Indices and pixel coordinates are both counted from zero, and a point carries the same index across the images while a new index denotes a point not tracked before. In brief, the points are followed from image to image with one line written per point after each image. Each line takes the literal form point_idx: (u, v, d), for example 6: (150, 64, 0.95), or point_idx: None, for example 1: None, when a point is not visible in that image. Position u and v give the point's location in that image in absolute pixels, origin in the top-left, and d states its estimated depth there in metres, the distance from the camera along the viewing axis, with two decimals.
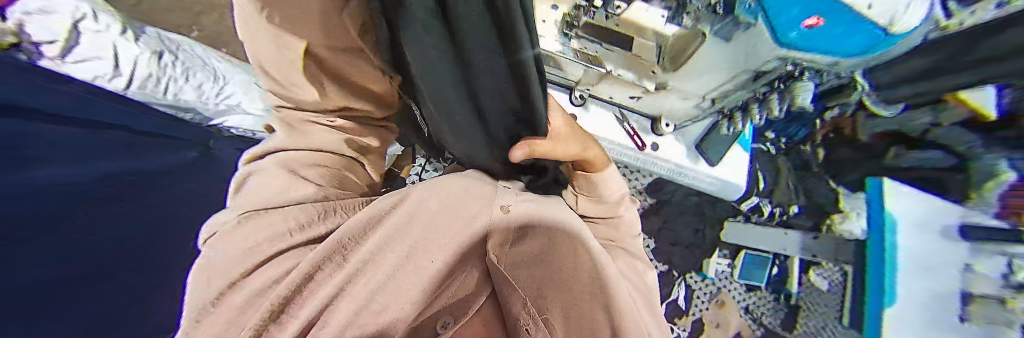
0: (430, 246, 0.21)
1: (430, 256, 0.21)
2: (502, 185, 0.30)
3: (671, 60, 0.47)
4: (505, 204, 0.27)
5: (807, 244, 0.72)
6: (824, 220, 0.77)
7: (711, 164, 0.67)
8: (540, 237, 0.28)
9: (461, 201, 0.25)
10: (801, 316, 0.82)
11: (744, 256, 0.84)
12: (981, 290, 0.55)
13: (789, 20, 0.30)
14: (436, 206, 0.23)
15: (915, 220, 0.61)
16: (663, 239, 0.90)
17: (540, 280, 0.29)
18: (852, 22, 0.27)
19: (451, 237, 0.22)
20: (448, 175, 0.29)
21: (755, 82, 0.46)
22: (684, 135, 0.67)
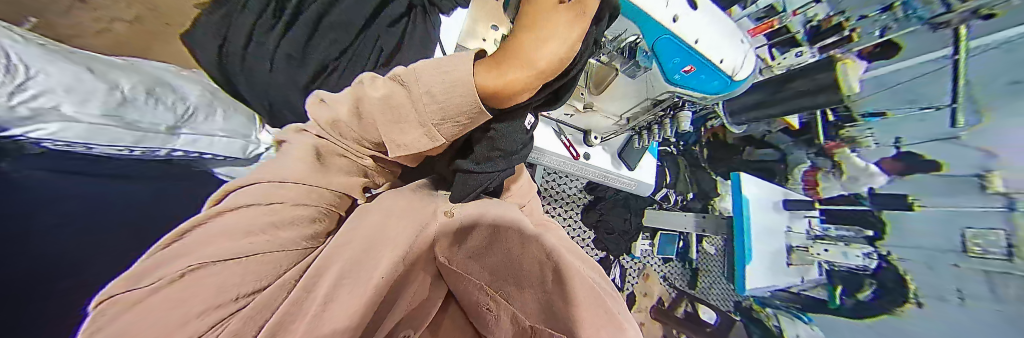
0: (381, 264, 0.22)
1: (376, 271, 0.22)
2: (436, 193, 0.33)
3: (594, 85, 0.54)
4: (448, 209, 0.30)
5: (699, 222, 0.88)
6: (709, 204, 1.01)
7: (630, 168, 0.78)
8: (478, 231, 0.29)
9: (405, 213, 0.26)
10: (700, 277, 1.07)
11: (661, 236, 1.05)
12: (796, 243, 0.77)
13: (672, 68, 0.40)
14: (386, 229, 0.24)
15: (758, 197, 0.77)
16: (599, 230, 1.03)
17: (483, 272, 0.32)
18: (712, 72, 0.38)
19: (404, 251, 0.24)
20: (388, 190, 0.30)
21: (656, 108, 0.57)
22: (610, 145, 0.77)
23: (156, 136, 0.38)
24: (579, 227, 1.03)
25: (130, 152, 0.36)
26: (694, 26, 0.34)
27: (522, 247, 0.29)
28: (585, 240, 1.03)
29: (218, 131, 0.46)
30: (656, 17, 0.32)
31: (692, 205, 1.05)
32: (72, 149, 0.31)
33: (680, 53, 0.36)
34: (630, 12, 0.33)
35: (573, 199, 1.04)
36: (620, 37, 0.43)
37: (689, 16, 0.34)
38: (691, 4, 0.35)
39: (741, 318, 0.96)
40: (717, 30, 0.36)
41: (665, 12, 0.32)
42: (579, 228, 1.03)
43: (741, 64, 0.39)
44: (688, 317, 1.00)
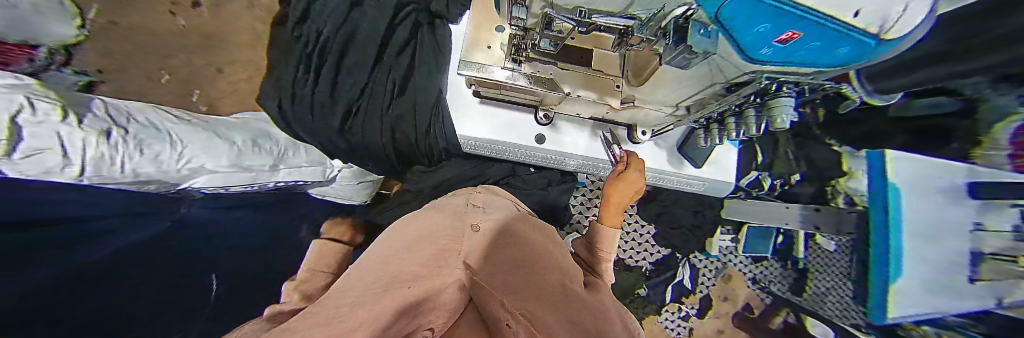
0: (413, 269, 0.18)
1: (409, 280, 0.16)
2: (475, 208, 0.30)
3: (636, 73, 0.41)
4: (474, 224, 0.24)
5: (808, 217, 0.67)
6: (827, 183, 0.74)
7: (697, 166, 0.65)
8: (511, 241, 0.24)
9: (440, 227, 0.23)
10: (811, 279, 0.82)
11: (749, 231, 0.86)
12: (990, 249, 0.49)
13: (750, 35, 0.18)
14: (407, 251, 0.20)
15: (916, 187, 0.51)
16: (661, 224, 0.90)
17: (519, 287, 0.19)
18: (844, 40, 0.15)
19: (438, 255, 0.19)
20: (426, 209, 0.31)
21: (728, 96, 0.36)
22: (664, 139, 0.64)
23: (265, 173, 0.55)
24: (635, 221, 0.92)
25: (251, 186, 0.55)
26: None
27: (542, 266, 0.24)
28: (643, 236, 0.91)
29: (304, 163, 0.60)
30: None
31: (799, 190, 0.79)
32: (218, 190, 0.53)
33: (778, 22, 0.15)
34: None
35: None
36: (662, 11, 0.25)
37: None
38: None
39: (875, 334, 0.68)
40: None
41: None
42: (636, 223, 0.92)
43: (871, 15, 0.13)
44: (787, 328, 0.84)
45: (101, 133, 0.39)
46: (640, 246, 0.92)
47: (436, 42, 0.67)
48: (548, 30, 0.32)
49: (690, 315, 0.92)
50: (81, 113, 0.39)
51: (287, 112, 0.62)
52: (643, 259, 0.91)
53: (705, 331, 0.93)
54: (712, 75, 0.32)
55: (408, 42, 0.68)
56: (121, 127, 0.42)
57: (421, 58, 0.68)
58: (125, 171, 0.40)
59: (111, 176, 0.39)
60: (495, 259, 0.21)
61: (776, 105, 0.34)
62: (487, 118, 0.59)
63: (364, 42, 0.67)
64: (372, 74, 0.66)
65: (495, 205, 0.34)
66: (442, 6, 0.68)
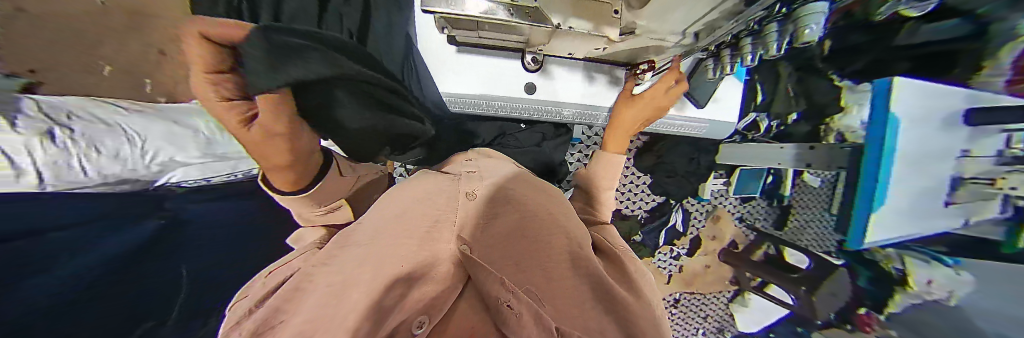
0: (398, 255, 0.17)
1: (395, 262, 0.16)
2: (464, 176, 0.31)
3: None
4: (470, 192, 0.26)
5: (801, 155, 0.67)
6: (822, 122, 0.76)
7: (698, 106, 0.64)
8: (502, 215, 0.25)
9: (421, 213, 0.24)
10: (792, 216, 0.91)
11: (740, 174, 0.90)
12: (974, 173, 0.51)
13: None
14: (394, 232, 0.21)
15: (916, 117, 0.50)
16: (658, 173, 0.91)
17: (512, 262, 0.20)
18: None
19: (421, 239, 0.19)
20: (412, 188, 0.31)
21: (747, 10, 0.34)
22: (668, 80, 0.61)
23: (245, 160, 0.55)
24: (631, 174, 0.94)
25: (234, 176, 0.55)
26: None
27: (544, 231, 0.24)
28: (638, 187, 0.96)
29: None
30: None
31: (794, 129, 0.81)
32: (199, 182, 0.49)
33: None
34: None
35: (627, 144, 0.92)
36: None
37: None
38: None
39: (844, 262, 0.79)
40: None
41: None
42: (632, 175, 0.94)
43: None
44: (768, 258, 0.94)
45: (42, 136, 0.29)
46: (636, 196, 0.97)
47: None
48: None
49: (680, 254, 1.01)
50: (9, 110, 0.26)
51: None
52: (639, 208, 0.97)
53: (693, 266, 1.03)
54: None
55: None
56: (64, 126, 0.31)
57: None
58: (91, 175, 0.34)
59: (81, 180, 0.33)
60: (483, 235, 0.22)
61: (806, 13, 0.33)
62: (464, 70, 0.55)
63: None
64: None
65: (491, 171, 0.34)
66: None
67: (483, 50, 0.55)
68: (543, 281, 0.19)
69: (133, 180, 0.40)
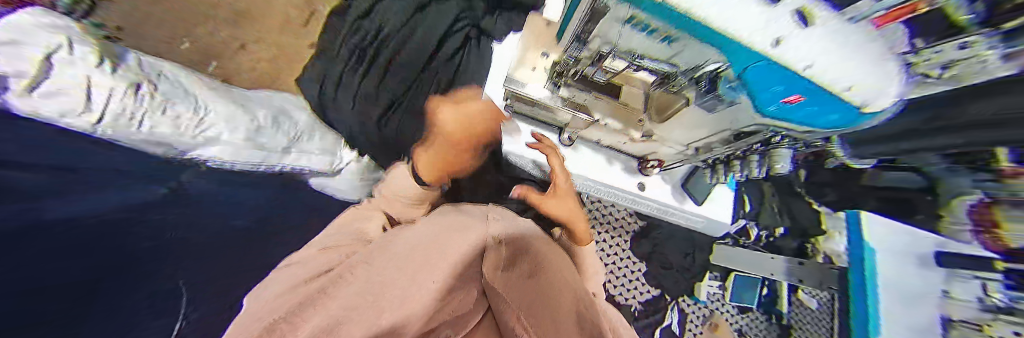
0: (424, 274, 0.23)
1: (428, 278, 0.22)
2: (487, 217, 0.34)
3: (658, 112, 0.49)
4: (493, 235, 0.29)
5: (792, 269, 0.73)
6: (807, 240, 0.78)
7: (697, 202, 0.68)
8: (525, 260, 0.29)
9: (449, 242, 0.26)
10: (794, 337, 0.82)
11: (735, 279, 0.88)
12: (960, 315, 0.52)
13: (767, 96, 0.32)
14: (422, 256, 0.25)
15: None
16: (653, 263, 0.91)
17: (527, 300, 0.24)
18: (829, 101, 0.28)
19: (441, 260, 0.24)
20: (440, 219, 0.34)
21: (737, 142, 0.47)
22: (672, 174, 0.68)
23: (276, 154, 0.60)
24: (627, 257, 0.91)
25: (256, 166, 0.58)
26: (807, 49, 0.24)
27: (557, 291, 0.27)
28: (633, 274, 0.90)
29: (315, 149, 0.66)
30: (753, 42, 0.24)
31: (783, 243, 0.83)
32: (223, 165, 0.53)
33: (782, 82, 0.28)
34: (689, 28, 0.25)
35: (623, 225, 0.93)
36: (696, 66, 0.35)
37: (806, 34, 0.24)
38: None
39: None
40: (863, 46, 0.25)
41: (775, 30, 0.24)
42: (627, 259, 0.91)
43: (883, 91, 0.29)
44: None
45: (132, 86, 0.42)
46: (631, 284, 0.89)
47: (480, 61, 0.76)
48: (602, 63, 0.42)
49: None
50: (118, 65, 0.43)
51: None
52: (633, 298, 0.88)
53: None
54: (730, 124, 0.43)
55: (456, 53, 0.78)
56: (152, 83, 0.46)
57: (464, 71, 0.76)
58: (144, 130, 0.42)
59: (128, 132, 0.40)
60: (508, 278, 0.26)
61: (776, 154, 0.45)
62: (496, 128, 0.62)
63: (421, 44, 0.75)
64: (421, 74, 0.76)
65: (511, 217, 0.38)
66: (490, 26, 0.78)
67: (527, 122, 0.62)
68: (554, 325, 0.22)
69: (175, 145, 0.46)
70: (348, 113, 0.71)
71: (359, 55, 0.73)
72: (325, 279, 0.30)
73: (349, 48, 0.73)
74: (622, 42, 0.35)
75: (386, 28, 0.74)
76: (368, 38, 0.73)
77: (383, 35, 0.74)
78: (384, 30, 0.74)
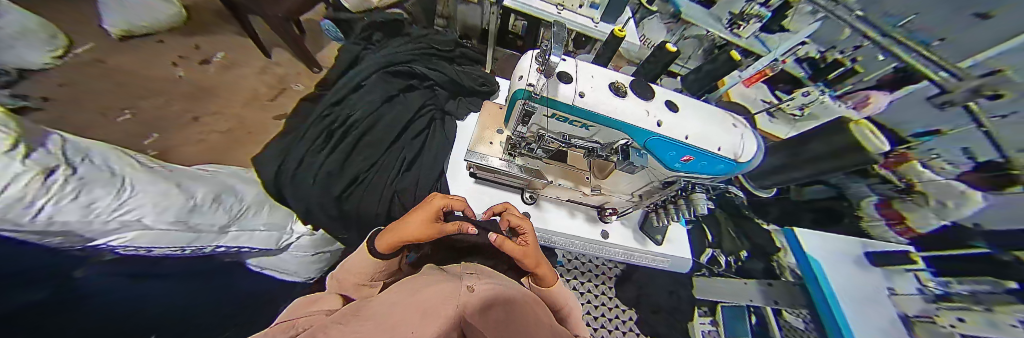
0: (407, 325, 0.17)
1: (408, 328, 0.16)
2: (460, 276, 0.31)
3: (600, 171, 0.55)
4: (469, 286, 0.24)
5: (766, 292, 0.74)
6: (772, 259, 0.81)
7: (658, 243, 0.66)
8: (498, 305, 0.21)
9: (432, 296, 0.21)
10: None
11: (722, 310, 0.90)
12: (912, 311, 0.55)
13: (671, 160, 0.42)
14: (409, 314, 0.19)
15: (832, 258, 0.61)
16: (642, 307, 0.90)
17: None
18: (707, 156, 0.40)
19: (425, 312, 0.19)
20: (397, 290, 0.30)
21: (663, 188, 0.50)
22: (629, 219, 0.67)
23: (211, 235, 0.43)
24: (615, 305, 0.90)
25: (180, 250, 0.40)
26: (680, 127, 0.39)
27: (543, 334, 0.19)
28: (626, 322, 0.88)
29: (261, 226, 0.51)
30: (641, 125, 0.38)
31: (750, 266, 0.85)
32: (136, 251, 0.36)
33: (673, 147, 0.39)
34: (594, 116, 0.39)
35: (604, 271, 0.96)
36: (610, 143, 0.44)
37: (672, 118, 0.39)
38: (618, 93, 0.40)
39: None
40: (708, 120, 0.41)
41: (649, 120, 0.39)
42: (616, 306, 0.90)
43: (742, 148, 0.41)
44: None
45: (43, 172, 0.28)
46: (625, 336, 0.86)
47: (446, 136, 0.78)
48: (543, 144, 0.48)
49: None
50: (31, 147, 0.29)
51: (287, 174, 0.62)
52: None
53: None
54: (652, 176, 0.48)
55: (424, 130, 0.80)
56: (71, 167, 0.31)
57: (430, 145, 0.77)
58: (40, 218, 0.26)
59: (17, 224, 0.25)
60: (487, 321, 0.18)
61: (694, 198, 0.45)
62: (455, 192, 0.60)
63: (388, 125, 0.77)
64: (386, 152, 0.74)
65: (491, 274, 0.34)
66: (454, 108, 0.86)
67: (489, 185, 0.62)
68: None
69: (76, 237, 0.30)
70: (308, 189, 0.61)
71: (326, 134, 0.71)
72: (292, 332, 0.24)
73: (318, 128, 0.72)
74: (551, 127, 0.45)
75: (355, 112, 0.77)
76: (336, 122, 0.74)
77: (351, 117, 0.76)
78: (352, 115, 0.76)
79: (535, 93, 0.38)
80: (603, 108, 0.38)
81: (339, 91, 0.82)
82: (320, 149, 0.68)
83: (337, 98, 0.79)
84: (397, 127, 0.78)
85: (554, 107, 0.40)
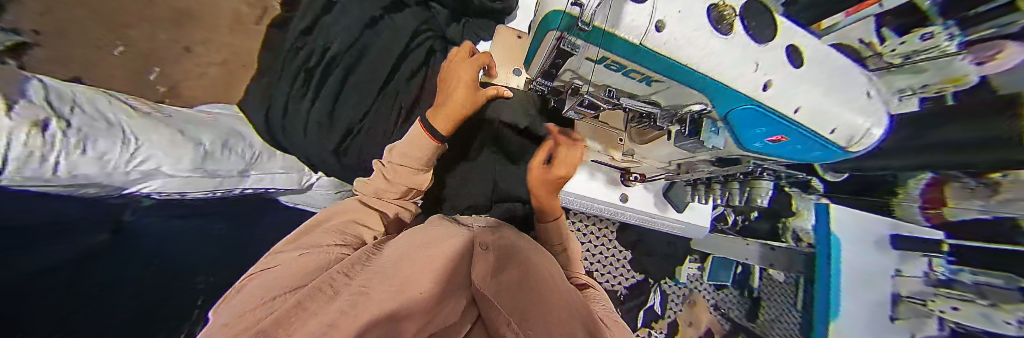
0: (419, 279, 0.21)
1: (420, 287, 0.20)
2: (473, 239, 0.33)
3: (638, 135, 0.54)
4: (472, 251, 0.30)
5: (765, 253, 0.76)
6: (780, 223, 0.76)
7: (678, 210, 0.69)
8: (500, 269, 0.27)
9: (435, 254, 0.27)
10: (764, 306, 0.86)
11: (713, 259, 0.96)
12: (908, 291, 0.58)
13: (749, 136, 0.31)
14: (418, 263, 0.25)
15: (858, 241, 0.60)
16: (636, 250, 1.01)
17: (511, 307, 0.21)
18: (814, 141, 0.28)
19: (439, 272, 0.24)
20: (417, 230, 0.37)
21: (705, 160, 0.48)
22: (653, 184, 0.68)
23: (230, 178, 0.51)
24: (613, 246, 1.00)
25: (212, 193, 0.50)
26: (792, 93, 0.26)
27: (541, 298, 0.24)
28: (620, 261, 0.99)
29: (278, 169, 0.59)
30: (738, 84, 0.26)
31: (757, 226, 0.83)
32: (171, 196, 0.46)
33: (766, 123, 0.28)
34: (665, 67, 0.26)
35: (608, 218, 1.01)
36: (684, 106, 0.35)
37: (786, 77, 0.26)
38: (719, 29, 0.25)
39: None
40: (835, 86, 0.28)
41: (753, 79, 0.26)
42: (615, 248, 1.00)
43: (860, 132, 0.29)
44: None
45: (36, 127, 0.28)
46: (616, 270, 0.98)
47: None
48: (579, 102, 0.40)
49: None
50: (8, 97, 0.27)
51: (279, 125, 0.58)
52: (619, 283, 0.97)
53: None
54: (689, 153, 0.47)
55: (419, 69, 0.68)
56: (63, 119, 0.31)
57: (434, 84, 0.69)
58: (60, 172, 0.29)
59: (31, 175, 0.27)
60: (494, 281, 0.24)
61: (758, 185, 0.50)
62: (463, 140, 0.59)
63: (376, 62, 0.65)
64: (380, 95, 0.65)
65: (500, 232, 0.40)
66: (456, 34, 0.75)
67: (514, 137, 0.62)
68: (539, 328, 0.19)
69: (102, 185, 0.36)
70: (304, 142, 0.59)
71: (305, 74, 0.60)
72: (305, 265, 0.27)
73: (294, 66, 0.60)
74: (594, 71, 0.34)
75: (334, 42, 0.63)
76: (313, 58, 0.62)
77: (332, 51, 0.62)
78: (329, 49, 0.63)
79: (580, 18, 0.25)
80: (693, 52, 0.24)
81: (307, 13, 0.64)
82: (303, 93, 0.60)
83: (305, 24, 0.62)
84: (388, 65, 0.66)
85: (606, 48, 0.26)
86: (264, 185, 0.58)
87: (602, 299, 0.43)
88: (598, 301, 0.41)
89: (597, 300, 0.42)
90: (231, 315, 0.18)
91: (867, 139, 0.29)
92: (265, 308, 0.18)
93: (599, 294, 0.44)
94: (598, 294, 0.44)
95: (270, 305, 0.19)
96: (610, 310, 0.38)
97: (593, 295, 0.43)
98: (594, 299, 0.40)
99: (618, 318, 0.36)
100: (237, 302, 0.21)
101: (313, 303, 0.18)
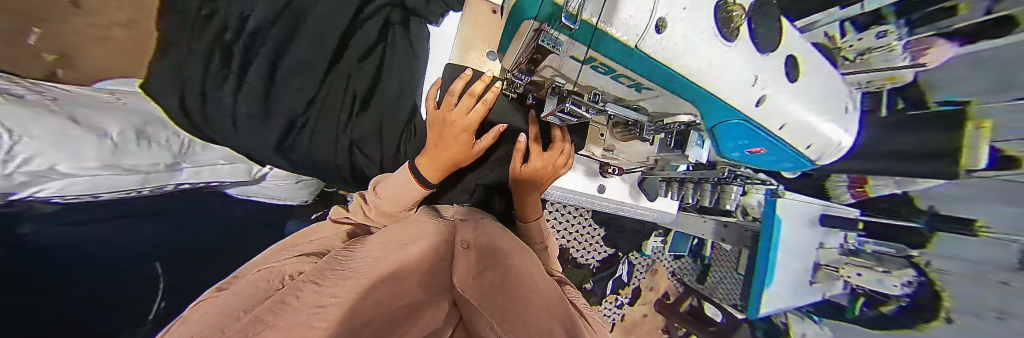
0: (402, 289, 0.21)
1: (400, 294, 0.20)
2: (457, 245, 0.34)
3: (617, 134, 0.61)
4: (453, 258, 0.30)
5: (719, 231, 0.85)
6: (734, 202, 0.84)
7: (650, 199, 0.75)
8: (483, 273, 0.28)
9: (416, 264, 0.26)
10: (711, 271, 1.00)
11: (675, 234, 1.06)
12: (829, 261, 0.64)
13: (729, 146, 0.34)
14: (400, 269, 0.24)
15: (795, 219, 0.62)
16: (611, 228, 1.07)
17: (497, 304, 0.22)
18: (785, 151, 0.32)
19: (420, 282, 0.23)
20: (395, 232, 0.36)
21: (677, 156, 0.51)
22: (629, 175, 0.72)
23: (158, 173, 0.49)
24: (589, 225, 1.06)
25: (133, 191, 0.48)
26: (783, 110, 0.27)
27: (524, 295, 0.26)
28: (594, 238, 1.06)
29: (218, 160, 0.60)
30: (734, 98, 0.25)
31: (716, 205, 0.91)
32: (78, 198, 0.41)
33: (752, 136, 0.30)
34: (662, 77, 0.24)
35: None
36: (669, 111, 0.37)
37: (779, 92, 0.26)
38: (725, 35, 0.22)
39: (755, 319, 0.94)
40: (819, 101, 0.29)
41: (747, 94, 0.25)
42: (590, 226, 1.06)
43: (826, 149, 0.33)
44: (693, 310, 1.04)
45: None
46: (590, 246, 1.06)
47: (412, 43, 0.70)
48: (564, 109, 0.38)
49: (623, 303, 1.11)
50: None
51: (196, 114, 0.50)
52: (592, 257, 1.06)
53: (634, 315, 1.12)
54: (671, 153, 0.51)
55: (376, 46, 0.66)
56: None
57: (393, 63, 0.68)
58: None
59: None
60: (479, 285, 0.25)
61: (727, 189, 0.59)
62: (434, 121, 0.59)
63: (316, 37, 0.58)
64: (324, 81, 0.62)
65: (481, 233, 0.41)
66: (420, 4, 0.68)
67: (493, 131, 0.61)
68: (522, 321, 0.20)
69: None
70: (236, 133, 0.55)
71: (221, 52, 0.49)
72: (264, 286, 0.24)
73: (204, 43, 0.47)
74: (584, 72, 0.32)
75: (257, 8, 0.51)
76: (228, 30, 0.49)
77: (254, 21, 0.51)
78: (250, 19, 0.51)
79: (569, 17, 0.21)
80: (699, 63, 0.21)
81: None
82: (222, 77, 0.50)
83: None
84: (331, 45, 0.60)
85: (598, 49, 0.23)
86: (203, 178, 0.58)
87: (578, 296, 0.45)
88: (575, 296, 0.43)
89: (575, 294, 0.45)
90: (196, 324, 0.17)
91: (830, 152, 0.33)
92: (233, 316, 0.16)
93: (576, 290, 0.46)
94: (575, 290, 0.47)
95: (237, 313, 0.17)
96: (585, 305, 0.41)
97: (571, 291, 0.45)
98: (573, 295, 0.43)
99: (590, 312, 0.39)
100: (201, 313, 0.19)
101: (290, 303, 0.17)
